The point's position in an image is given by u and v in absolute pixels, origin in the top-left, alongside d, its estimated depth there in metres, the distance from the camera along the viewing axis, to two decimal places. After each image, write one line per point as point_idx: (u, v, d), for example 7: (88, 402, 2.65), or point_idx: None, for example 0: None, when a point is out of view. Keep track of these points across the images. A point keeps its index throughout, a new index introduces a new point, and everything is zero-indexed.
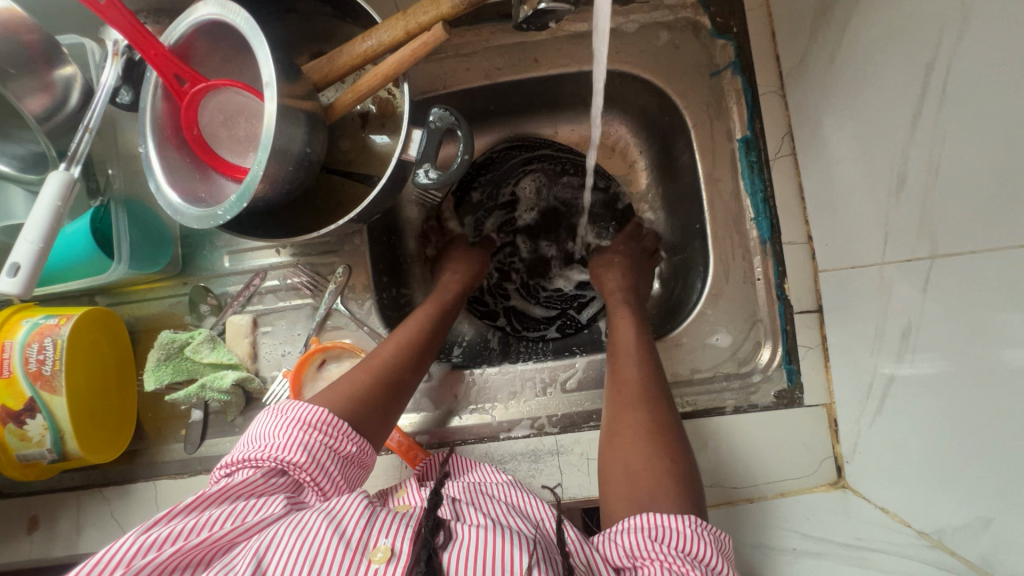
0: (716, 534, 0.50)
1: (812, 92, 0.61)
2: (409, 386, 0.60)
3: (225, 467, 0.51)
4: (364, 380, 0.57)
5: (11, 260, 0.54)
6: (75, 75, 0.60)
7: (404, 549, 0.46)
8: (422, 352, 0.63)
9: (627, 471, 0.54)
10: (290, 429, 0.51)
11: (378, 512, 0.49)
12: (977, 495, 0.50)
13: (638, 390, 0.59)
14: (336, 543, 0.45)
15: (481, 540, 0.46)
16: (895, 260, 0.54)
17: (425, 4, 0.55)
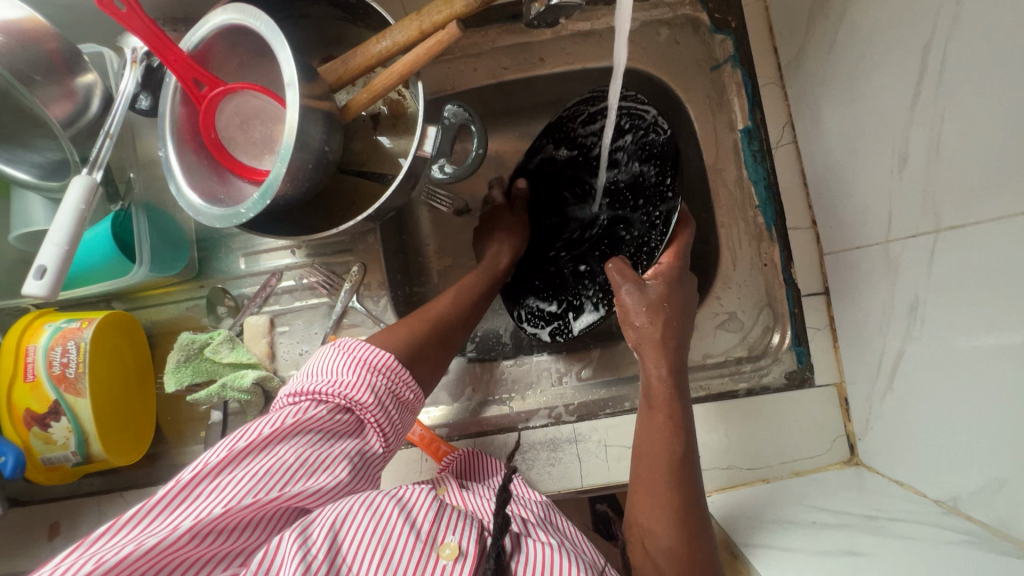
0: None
1: (809, 81, 0.63)
2: (457, 341, 0.63)
3: (292, 397, 0.51)
4: (418, 330, 0.59)
5: (37, 263, 0.55)
6: (95, 84, 0.62)
7: (470, 549, 0.47)
8: (476, 300, 0.66)
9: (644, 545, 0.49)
10: (358, 370, 0.52)
11: (445, 509, 0.50)
12: (978, 465, 0.47)
13: (671, 523, 0.48)
14: (409, 534, 0.46)
15: (545, 555, 0.46)
16: (899, 235, 0.53)
17: (439, 3, 0.57)
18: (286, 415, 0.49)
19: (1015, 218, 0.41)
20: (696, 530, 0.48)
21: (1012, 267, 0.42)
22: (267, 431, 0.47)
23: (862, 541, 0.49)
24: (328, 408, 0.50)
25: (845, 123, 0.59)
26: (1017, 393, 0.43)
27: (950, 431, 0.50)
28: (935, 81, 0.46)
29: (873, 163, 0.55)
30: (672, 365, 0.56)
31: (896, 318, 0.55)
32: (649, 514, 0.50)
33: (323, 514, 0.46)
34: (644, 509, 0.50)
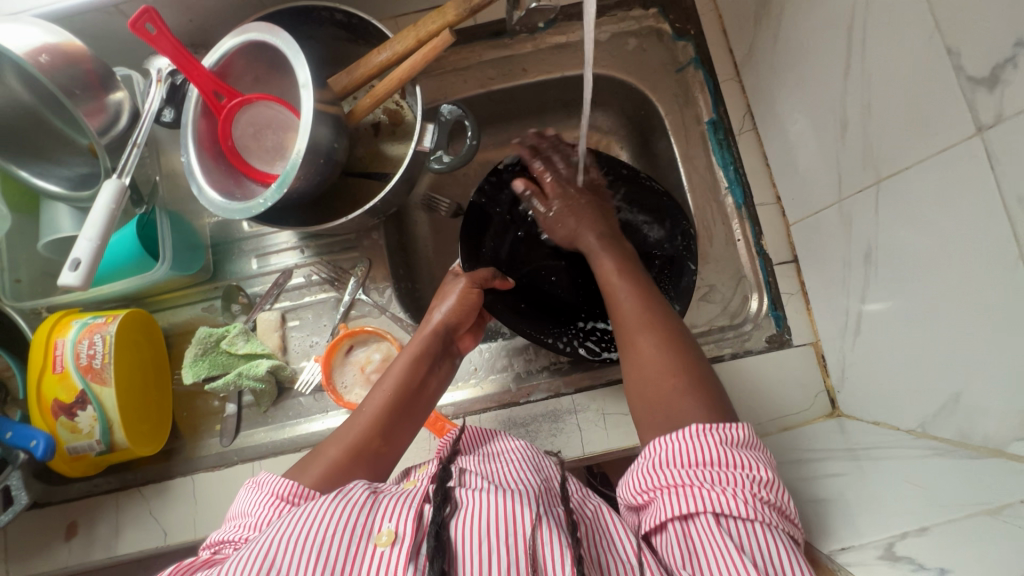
0: (725, 432, 0.48)
1: (762, 74, 0.72)
2: (389, 453, 0.60)
3: (209, 548, 0.51)
4: (344, 453, 0.57)
5: (72, 257, 0.60)
6: (124, 101, 0.70)
7: (407, 532, 0.45)
8: (410, 390, 0.64)
9: (645, 399, 0.56)
10: (265, 504, 0.51)
11: (380, 500, 0.48)
12: (938, 386, 0.51)
13: (636, 318, 0.61)
14: (341, 535, 0.44)
15: (485, 513, 0.46)
16: (849, 193, 0.59)
17: (432, 15, 0.65)
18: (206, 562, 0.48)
19: (939, 156, 0.47)
20: (681, 343, 0.59)
21: (940, 199, 0.48)
22: (181, 565, 0.46)
23: (843, 466, 0.53)
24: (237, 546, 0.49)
25: (795, 105, 0.66)
26: (961, 311, 0.48)
27: (911, 362, 0.55)
28: (860, 55, 0.54)
29: (822, 134, 0.63)
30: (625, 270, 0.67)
31: (856, 269, 0.61)
32: (640, 361, 0.59)
33: (232, 562, 0.44)
34: (644, 372, 0.58)
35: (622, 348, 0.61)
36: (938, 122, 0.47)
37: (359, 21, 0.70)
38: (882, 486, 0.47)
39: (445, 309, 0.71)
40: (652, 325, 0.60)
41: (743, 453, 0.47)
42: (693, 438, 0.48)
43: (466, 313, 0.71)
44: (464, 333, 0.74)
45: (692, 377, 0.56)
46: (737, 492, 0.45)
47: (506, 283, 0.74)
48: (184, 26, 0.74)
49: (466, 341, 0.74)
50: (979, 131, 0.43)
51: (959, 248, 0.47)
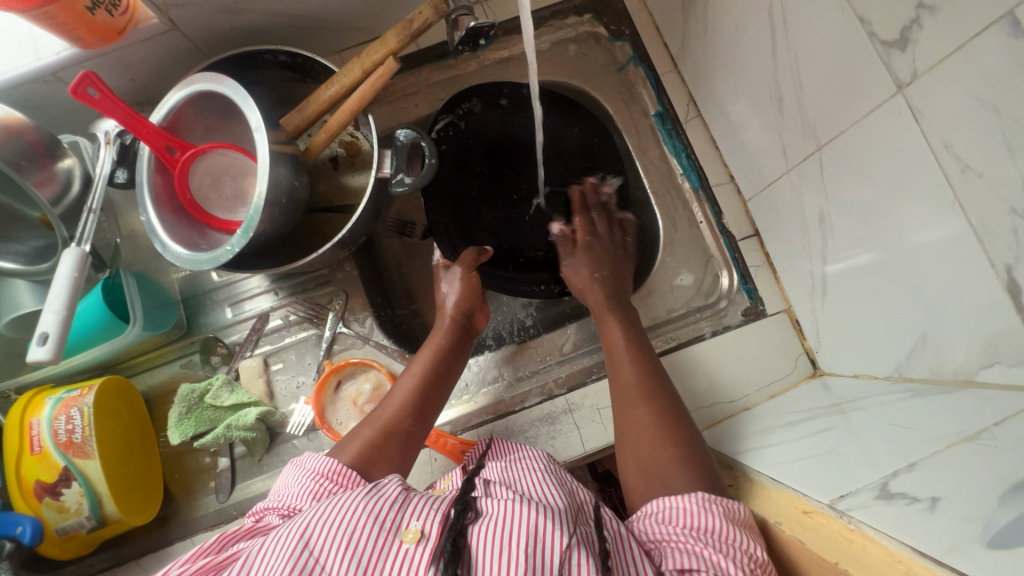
0: (727, 504, 0.49)
1: (698, 62, 0.75)
2: (419, 435, 0.63)
3: (253, 518, 0.56)
4: (373, 432, 0.61)
5: (39, 331, 0.59)
6: (73, 166, 0.68)
7: (433, 532, 0.48)
8: (437, 375, 0.67)
9: (640, 465, 0.57)
10: (304, 483, 0.54)
11: (411, 498, 0.52)
12: (906, 331, 0.54)
13: (638, 389, 0.62)
14: (371, 525, 0.47)
15: (507, 512, 0.49)
16: (795, 162, 0.63)
17: (376, 45, 0.67)
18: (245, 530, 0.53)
19: (872, 115, 0.50)
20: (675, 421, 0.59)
21: (877, 155, 0.51)
22: (222, 535, 0.52)
23: (832, 420, 0.55)
24: (280, 513, 0.54)
25: (732, 86, 0.70)
26: (913, 257, 0.51)
27: (879, 314, 0.57)
28: (783, 33, 0.58)
29: (761, 111, 0.66)
30: (625, 329, 0.69)
31: (813, 233, 0.64)
32: (644, 434, 0.59)
33: (274, 539, 0.48)
34: (642, 442, 0.58)
35: (621, 411, 0.62)
36: (862, 85, 0.50)
37: (304, 60, 0.71)
38: (869, 432, 0.49)
39: (456, 296, 0.75)
40: (652, 395, 0.61)
41: (739, 529, 0.48)
42: (697, 504, 0.50)
43: (474, 296, 0.75)
44: (477, 314, 0.77)
45: (691, 449, 0.56)
46: (733, 563, 0.46)
47: (485, 255, 0.78)
48: (126, 86, 0.73)
49: (480, 322, 0.77)
50: (900, 89, 0.46)
51: (900, 197, 0.50)
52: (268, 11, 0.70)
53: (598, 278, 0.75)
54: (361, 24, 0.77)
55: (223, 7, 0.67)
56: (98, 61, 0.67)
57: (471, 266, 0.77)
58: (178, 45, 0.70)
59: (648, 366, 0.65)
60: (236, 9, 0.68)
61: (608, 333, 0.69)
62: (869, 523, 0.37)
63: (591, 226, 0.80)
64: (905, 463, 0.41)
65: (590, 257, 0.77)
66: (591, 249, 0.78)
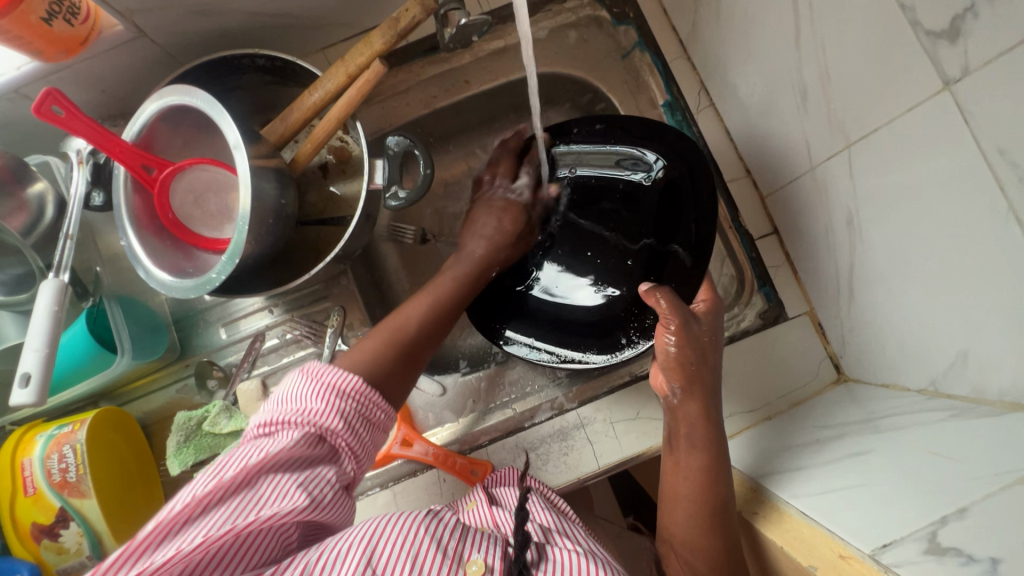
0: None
1: (711, 48, 0.70)
2: (423, 357, 0.58)
3: (261, 428, 0.48)
4: (383, 349, 0.55)
5: (22, 372, 0.56)
6: (46, 190, 0.64)
7: (496, 567, 0.48)
8: (450, 311, 0.62)
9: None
10: (326, 398, 0.49)
11: (469, 530, 0.51)
12: (945, 346, 0.50)
13: (706, 509, 0.53)
14: (435, 551, 0.47)
15: (573, 562, 0.48)
16: (820, 160, 0.58)
17: (359, 47, 0.61)
18: (255, 448, 0.46)
19: (916, 110, 0.45)
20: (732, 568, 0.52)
21: (920, 156, 0.46)
22: (237, 469, 0.44)
23: (863, 441, 0.51)
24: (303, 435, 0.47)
25: (750, 75, 0.64)
26: (956, 269, 0.46)
27: (912, 327, 0.53)
28: (808, 17, 0.53)
29: (782, 102, 0.61)
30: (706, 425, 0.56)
31: (839, 235, 0.59)
32: (687, 501, 0.54)
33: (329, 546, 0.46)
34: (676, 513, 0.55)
35: (668, 467, 0.58)
36: (903, 78, 0.45)
37: (285, 63, 0.66)
38: (908, 461, 0.45)
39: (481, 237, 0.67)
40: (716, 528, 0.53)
41: None
42: None
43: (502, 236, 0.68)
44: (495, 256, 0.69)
45: None
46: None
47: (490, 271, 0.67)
48: (96, 99, 0.68)
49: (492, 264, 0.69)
50: (947, 85, 0.42)
51: (944, 204, 0.45)
52: (242, 11, 0.64)
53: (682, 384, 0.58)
54: (345, 20, 0.71)
55: (193, 9, 0.62)
56: (63, 74, 0.62)
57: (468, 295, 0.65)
58: (148, 53, 0.65)
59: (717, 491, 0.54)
60: (209, 11, 0.63)
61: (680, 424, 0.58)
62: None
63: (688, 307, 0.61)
64: (955, 507, 0.37)
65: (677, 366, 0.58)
66: (688, 336, 0.58)
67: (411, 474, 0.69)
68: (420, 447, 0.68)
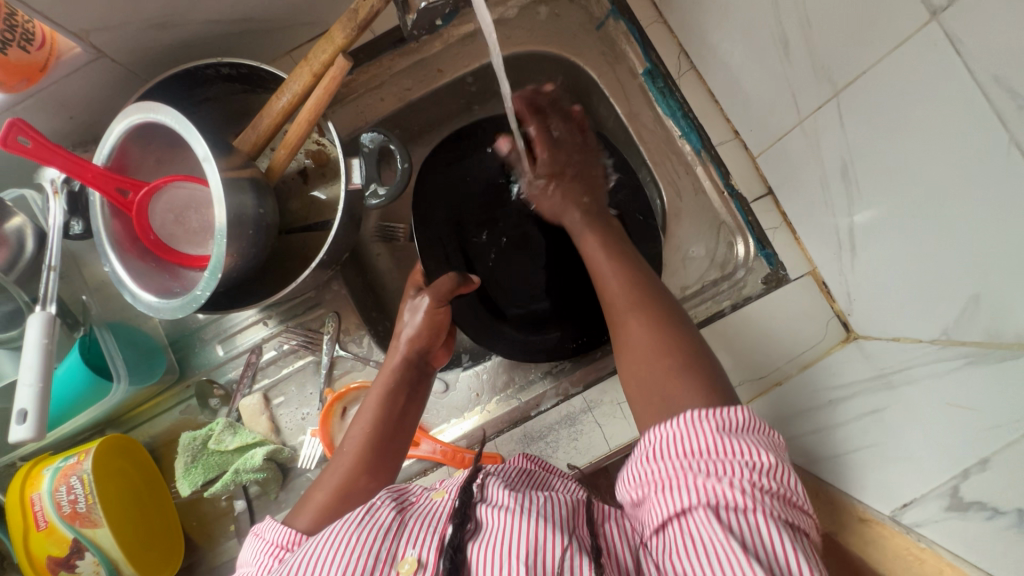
0: (722, 417, 0.43)
1: (687, 7, 0.67)
2: (379, 493, 0.56)
3: None
4: (330, 495, 0.55)
5: (18, 408, 0.55)
6: (24, 224, 0.64)
7: (430, 560, 0.44)
8: (391, 429, 0.60)
9: (641, 386, 0.53)
10: (263, 557, 0.49)
11: (407, 522, 0.48)
12: (953, 294, 0.47)
13: (626, 300, 0.58)
14: (363, 555, 0.44)
15: (504, 527, 0.44)
16: (809, 112, 0.56)
17: (321, 44, 0.59)
18: None
19: (905, 46, 0.44)
20: (667, 320, 0.55)
21: (919, 92, 0.44)
22: None
23: (879, 398, 0.49)
24: None
25: (728, 32, 0.62)
26: (958, 210, 0.44)
27: (918, 278, 0.50)
28: None
29: (763, 55, 0.59)
30: (603, 238, 0.65)
31: (835, 187, 0.56)
32: (623, 312, 0.58)
33: None
34: (638, 357, 0.54)
35: (614, 329, 0.59)
36: (893, 10, 0.44)
37: (250, 69, 0.64)
38: (925, 415, 0.43)
39: (410, 335, 0.64)
40: (644, 304, 0.57)
41: (737, 439, 0.42)
42: (689, 425, 0.43)
43: (435, 335, 0.65)
44: (438, 350, 0.67)
45: (688, 357, 0.52)
46: (735, 480, 0.40)
47: (470, 285, 0.66)
48: (66, 126, 0.67)
49: (441, 357, 0.68)
50: (935, 15, 0.41)
51: (940, 140, 0.44)
52: (200, 20, 0.63)
53: (561, 197, 0.69)
54: (308, 19, 0.70)
55: (150, 23, 0.60)
56: (28, 103, 0.61)
57: (446, 297, 0.64)
58: (111, 73, 0.64)
59: (636, 277, 0.60)
60: (166, 23, 0.61)
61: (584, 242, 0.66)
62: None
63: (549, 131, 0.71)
64: (977, 459, 0.38)
65: (552, 169, 0.70)
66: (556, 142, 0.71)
67: (422, 473, 0.69)
68: (428, 446, 0.68)
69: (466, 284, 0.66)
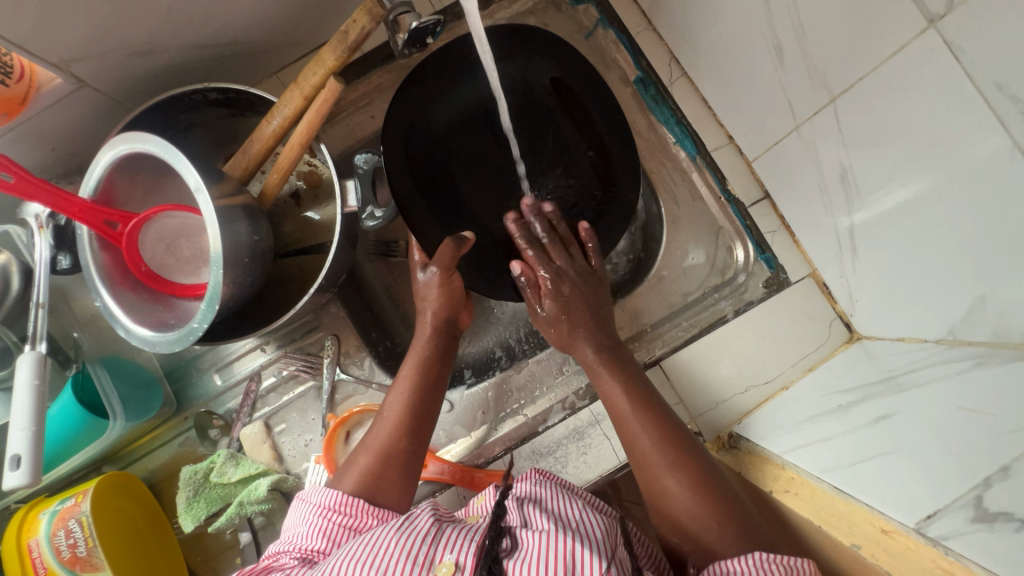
0: (785, 562, 0.45)
1: (676, 15, 0.67)
2: (419, 454, 0.58)
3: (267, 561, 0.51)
4: (374, 455, 0.56)
5: (11, 454, 0.53)
6: (9, 261, 0.63)
7: (468, 565, 0.43)
8: (427, 392, 0.61)
9: (686, 540, 0.52)
10: (309, 519, 0.51)
11: (444, 529, 0.47)
12: (955, 298, 0.47)
13: (663, 460, 0.54)
14: (400, 559, 0.43)
15: (543, 546, 0.43)
16: (805, 117, 0.56)
17: (311, 66, 0.58)
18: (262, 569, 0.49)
19: (902, 53, 0.44)
20: (709, 482, 0.53)
21: (921, 96, 0.44)
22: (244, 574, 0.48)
23: (889, 401, 0.49)
24: (293, 557, 0.49)
25: (720, 39, 0.62)
26: (958, 214, 0.44)
27: (919, 280, 0.50)
28: None
29: (757, 61, 0.59)
30: (622, 376, 0.60)
31: (834, 191, 0.57)
32: (659, 475, 0.54)
33: None
34: (679, 519, 0.53)
35: (647, 486, 0.55)
36: (895, 14, 0.44)
37: (238, 93, 0.63)
38: (938, 420, 0.44)
39: (433, 305, 0.66)
40: (681, 467, 0.54)
41: None
42: (759, 567, 0.45)
43: (456, 302, 0.67)
44: (461, 313, 0.69)
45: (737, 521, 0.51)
46: None
47: (468, 244, 0.63)
48: (48, 158, 0.65)
49: (466, 319, 0.70)
50: (932, 23, 0.42)
51: (940, 143, 0.44)
52: (185, 44, 0.61)
53: (581, 329, 0.63)
54: (293, 39, 0.68)
55: (133, 50, 0.59)
56: (8, 137, 0.59)
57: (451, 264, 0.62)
58: (94, 102, 0.62)
59: (669, 436, 0.56)
60: (150, 49, 0.60)
61: (601, 383, 0.61)
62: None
63: (548, 259, 0.66)
64: (998, 466, 0.38)
65: (562, 302, 0.64)
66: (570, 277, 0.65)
67: (430, 495, 0.68)
68: (436, 467, 0.67)
69: (462, 247, 0.62)
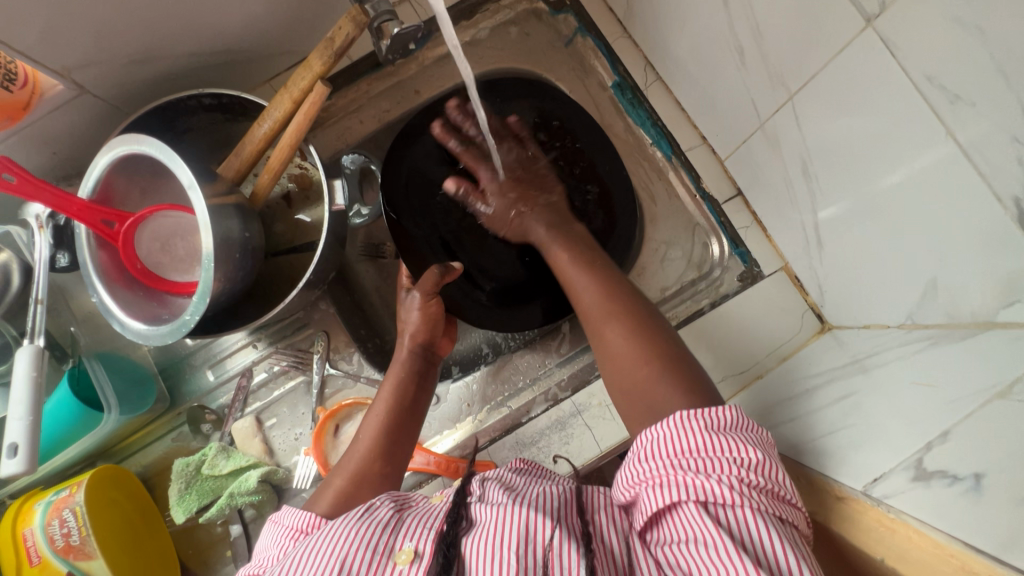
0: (708, 417, 0.45)
1: (649, 23, 0.71)
2: (392, 475, 0.59)
3: None
4: (346, 478, 0.57)
5: (9, 442, 0.55)
6: (10, 260, 0.65)
7: (427, 551, 0.45)
8: (404, 416, 0.63)
9: (622, 388, 0.55)
10: (284, 542, 0.50)
11: (405, 518, 0.48)
12: (910, 282, 0.50)
13: (604, 308, 0.60)
14: (361, 549, 0.44)
15: (497, 521, 0.45)
16: (768, 115, 0.59)
17: (300, 71, 0.62)
18: None
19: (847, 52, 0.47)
20: (646, 327, 0.57)
21: (868, 91, 0.47)
22: None
23: (852, 382, 0.51)
24: None
25: (688, 45, 0.66)
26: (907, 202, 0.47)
27: (876, 266, 0.53)
28: None
29: (722, 64, 0.62)
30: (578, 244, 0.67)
31: (798, 184, 0.59)
32: (602, 322, 0.59)
33: None
34: (618, 363, 0.57)
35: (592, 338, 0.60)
36: (835, 18, 0.47)
37: (231, 99, 0.66)
38: (892, 396, 0.46)
39: (412, 332, 0.67)
40: (620, 313, 0.59)
41: (731, 441, 0.44)
42: (678, 425, 0.45)
43: (434, 326, 0.68)
44: (441, 339, 0.70)
45: (669, 361, 0.54)
46: (721, 477, 0.42)
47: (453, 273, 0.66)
48: (48, 162, 0.68)
49: (445, 346, 0.71)
50: (871, 22, 0.44)
51: (887, 136, 0.47)
52: (181, 53, 0.65)
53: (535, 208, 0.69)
54: (285, 48, 0.72)
55: (130, 59, 0.62)
56: (10, 141, 0.62)
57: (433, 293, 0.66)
58: (94, 108, 0.65)
59: (613, 286, 0.61)
60: (147, 58, 0.63)
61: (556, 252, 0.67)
62: (961, 537, 0.34)
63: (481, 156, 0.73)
64: (939, 430, 0.40)
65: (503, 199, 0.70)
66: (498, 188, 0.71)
67: (418, 486, 0.69)
68: (422, 458, 0.68)
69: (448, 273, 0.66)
